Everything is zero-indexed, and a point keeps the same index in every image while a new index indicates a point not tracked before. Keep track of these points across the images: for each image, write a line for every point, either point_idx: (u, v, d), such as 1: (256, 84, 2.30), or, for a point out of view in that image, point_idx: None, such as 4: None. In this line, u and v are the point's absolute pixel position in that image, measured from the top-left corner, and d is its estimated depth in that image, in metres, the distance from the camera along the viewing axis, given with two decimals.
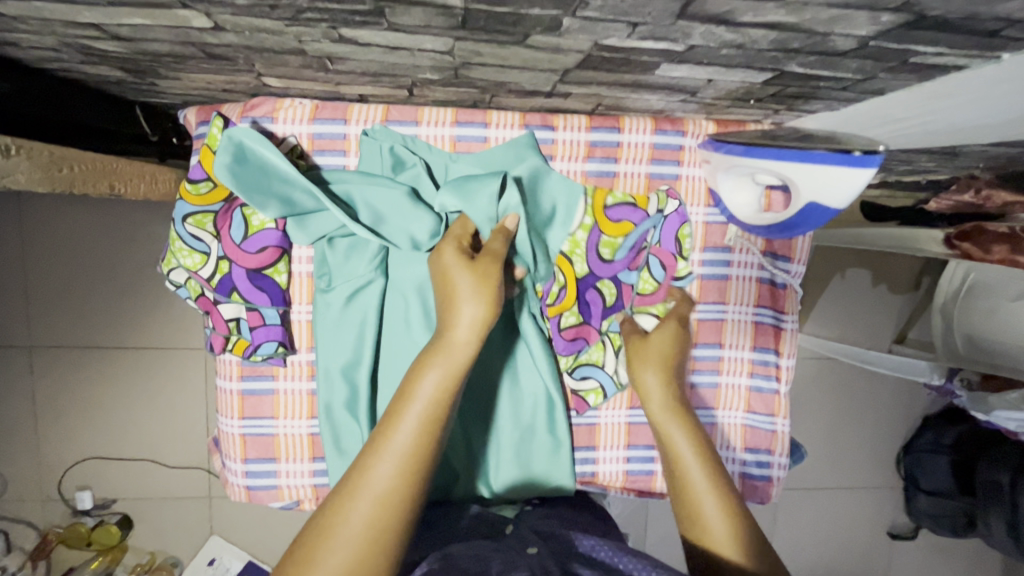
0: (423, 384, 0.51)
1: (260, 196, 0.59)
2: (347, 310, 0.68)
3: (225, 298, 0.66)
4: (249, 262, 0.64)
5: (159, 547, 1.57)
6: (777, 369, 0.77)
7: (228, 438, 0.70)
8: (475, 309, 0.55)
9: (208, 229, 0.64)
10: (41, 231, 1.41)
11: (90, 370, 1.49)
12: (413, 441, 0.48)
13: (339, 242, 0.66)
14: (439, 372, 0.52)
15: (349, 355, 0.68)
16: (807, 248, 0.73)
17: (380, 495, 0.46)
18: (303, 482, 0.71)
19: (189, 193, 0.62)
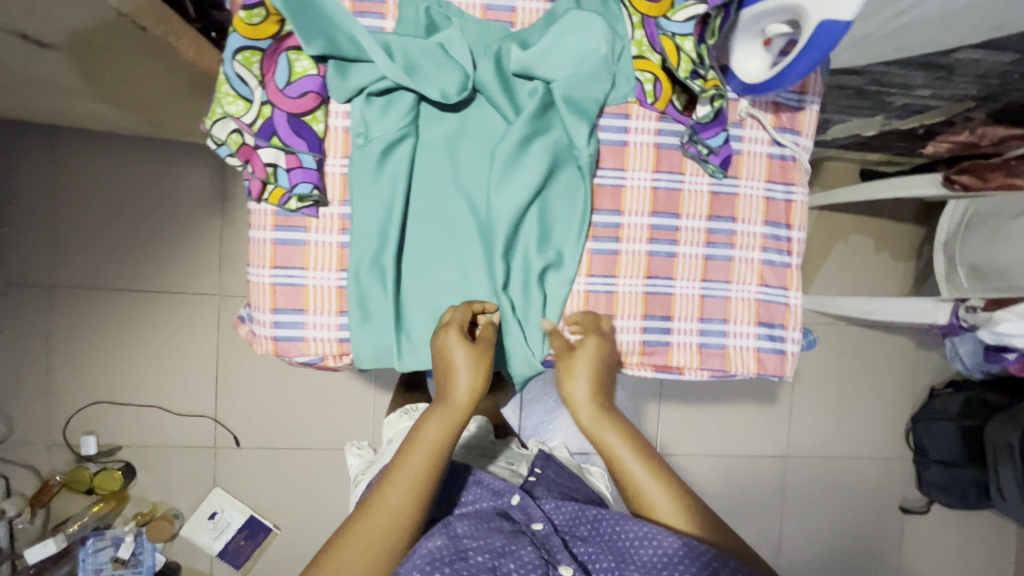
0: (427, 434, 0.69)
1: (308, 26, 0.64)
2: (381, 168, 0.71)
3: (265, 143, 0.69)
4: (290, 106, 0.69)
5: (162, 499, 1.54)
6: (789, 244, 0.80)
7: (259, 289, 0.73)
8: (470, 374, 0.70)
9: (253, 71, 0.68)
10: (69, 173, 1.46)
11: (104, 310, 1.50)
12: (409, 484, 0.67)
13: (375, 99, 0.70)
14: (439, 423, 0.70)
15: (380, 213, 0.71)
16: (814, 123, 0.78)
17: (396, 507, 0.66)
18: (329, 335, 0.74)
19: (240, 24, 0.66)
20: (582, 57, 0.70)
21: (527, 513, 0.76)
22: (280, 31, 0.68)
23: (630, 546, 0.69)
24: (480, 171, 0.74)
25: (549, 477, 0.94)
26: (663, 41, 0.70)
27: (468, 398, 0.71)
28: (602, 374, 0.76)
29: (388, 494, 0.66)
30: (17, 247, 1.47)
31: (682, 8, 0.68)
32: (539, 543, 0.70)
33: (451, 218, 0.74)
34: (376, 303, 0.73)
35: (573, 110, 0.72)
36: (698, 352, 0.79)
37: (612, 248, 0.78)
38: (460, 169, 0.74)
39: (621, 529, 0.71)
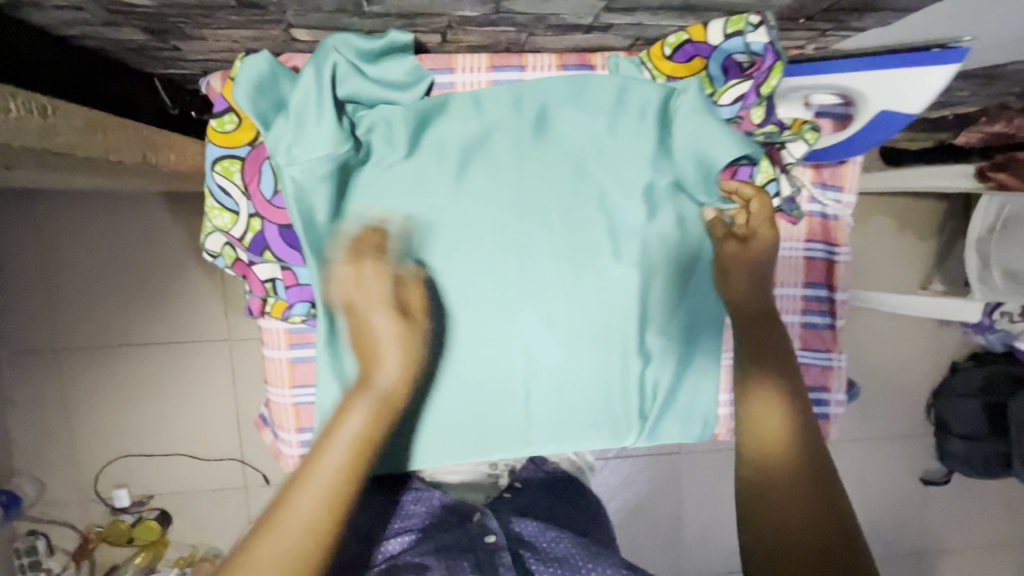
0: (347, 425, 0.54)
1: (316, 115, 0.58)
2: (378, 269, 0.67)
3: (258, 257, 0.64)
4: (281, 219, 0.62)
5: (199, 540, 1.57)
6: (831, 305, 0.75)
7: (281, 409, 0.70)
8: (401, 358, 0.56)
9: (235, 181, 0.62)
10: (56, 232, 1.41)
11: (116, 365, 1.48)
12: (333, 483, 0.51)
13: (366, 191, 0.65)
14: (361, 413, 0.54)
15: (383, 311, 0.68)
16: (858, 176, 0.71)
17: (306, 517, 0.50)
18: (293, 452, 0.71)
19: (212, 133, 0.60)
20: (620, 142, 0.67)
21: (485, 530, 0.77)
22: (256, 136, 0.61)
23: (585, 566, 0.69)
24: (484, 256, 0.69)
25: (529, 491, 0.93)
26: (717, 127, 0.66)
27: (400, 387, 0.56)
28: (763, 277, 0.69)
29: (300, 500, 0.50)
30: (17, 312, 1.43)
31: (727, 90, 0.63)
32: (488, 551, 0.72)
33: (460, 300, 0.69)
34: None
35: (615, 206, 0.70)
36: None
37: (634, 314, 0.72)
38: (467, 257, 0.68)
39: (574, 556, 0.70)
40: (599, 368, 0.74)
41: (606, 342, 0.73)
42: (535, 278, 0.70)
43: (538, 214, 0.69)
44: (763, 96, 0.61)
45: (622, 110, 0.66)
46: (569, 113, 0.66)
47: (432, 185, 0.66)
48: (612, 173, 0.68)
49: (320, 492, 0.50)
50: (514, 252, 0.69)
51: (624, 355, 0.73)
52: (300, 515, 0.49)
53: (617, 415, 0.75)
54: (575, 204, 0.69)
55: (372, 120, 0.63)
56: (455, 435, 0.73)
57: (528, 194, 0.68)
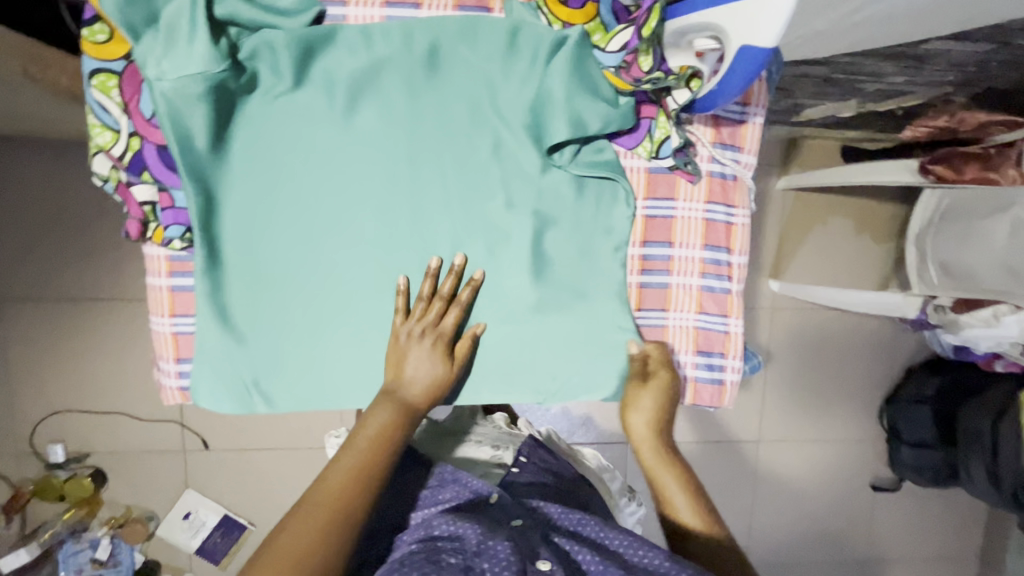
0: (375, 419, 0.65)
1: (189, 34, 0.56)
2: (264, 203, 0.67)
3: (137, 178, 0.64)
4: (157, 138, 0.62)
5: (135, 502, 1.56)
6: (729, 269, 0.75)
7: (160, 338, 0.70)
8: (430, 379, 0.68)
9: (113, 97, 0.61)
10: (6, 181, 1.41)
11: (58, 319, 1.48)
12: (360, 457, 0.62)
13: (251, 123, 0.65)
14: (389, 412, 0.66)
15: (268, 244, 0.68)
16: (757, 137, 0.71)
17: (336, 485, 0.60)
18: (170, 383, 0.71)
19: (85, 44, 0.59)
20: (512, 85, 0.66)
21: (509, 513, 0.72)
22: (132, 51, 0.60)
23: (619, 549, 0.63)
24: (372, 197, 0.69)
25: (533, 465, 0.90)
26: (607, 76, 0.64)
27: (424, 400, 0.68)
28: (666, 414, 0.74)
29: (330, 473, 0.61)
30: None
31: (615, 35, 0.62)
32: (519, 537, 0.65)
33: (345, 241, 0.69)
34: (237, 328, 0.70)
35: (509, 154, 0.69)
36: None
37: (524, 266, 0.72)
38: (354, 196, 0.68)
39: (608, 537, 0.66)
40: (492, 320, 0.73)
41: (499, 295, 0.72)
42: (423, 224, 0.70)
43: (430, 158, 0.68)
44: (645, 38, 0.58)
45: (516, 53, 0.65)
46: (463, 53, 0.65)
47: (320, 120, 0.66)
48: (506, 117, 0.68)
49: (347, 468, 0.61)
50: (404, 194, 0.69)
51: (516, 311, 0.72)
52: (332, 484, 0.60)
53: (510, 371, 0.74)
54: (468, 148, 0.68)
55: (254, 44, 0.61)
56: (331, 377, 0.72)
57: (419, 135, 0.68)
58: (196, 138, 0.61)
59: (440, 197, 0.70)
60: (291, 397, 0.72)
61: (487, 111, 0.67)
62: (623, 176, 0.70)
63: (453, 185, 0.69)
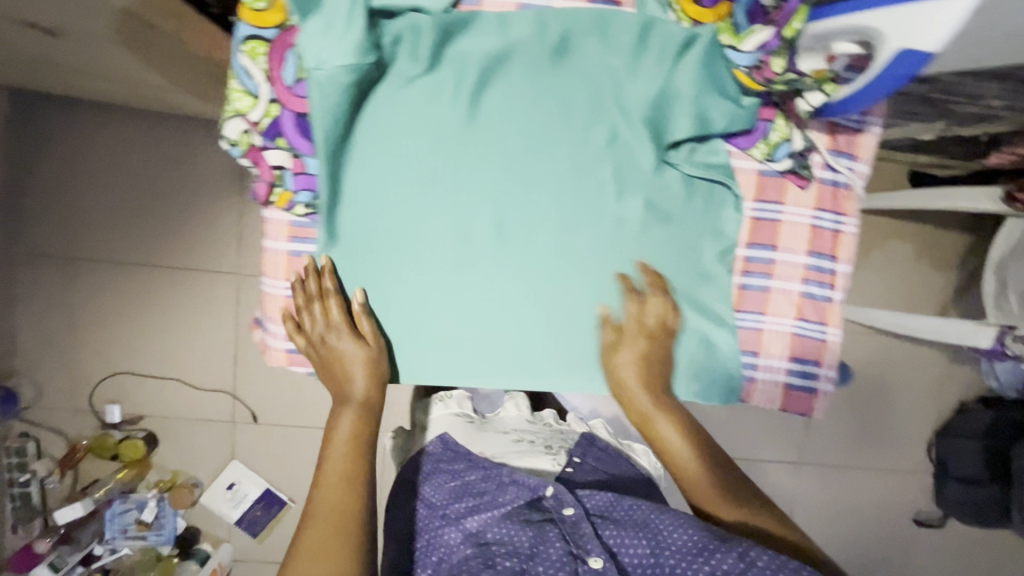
0: (337, 431, 0.72)
1: (346, 18, 0.59)
2: (385, 181, 0.69)
3: (271, 143, 0.67)
4: (296, 106, 0.64)
5: (182, 468, 1.59)
6: (832, 277, 0.74)
7: (275, 300, 0.73)
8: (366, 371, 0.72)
9: (259, 64, 0.63)
10: (89, 147, 1.46)
11: (126, 284, 1.52)
12: (338, 471, 0.70)
13: (382, 100, 0.67)
14: (349, 417, 0.73)
15: (383, 222, 0.70)
16: (874, 147, 0.71)
17: (328, 505, 0.68)
18: (278, 344, 0.75)
19: (244, 11, 0.62)
20: (637, 80, 0.67)
21: (559, 500, 0.76)
22: (284, 21, 0.62)
23: (664, 529, 0.69)
24: (489, 181, 0.70)
25: (587, 465, 0.89)
26: (737, 75, 0.64)
27: (372, 390, 0.73)
28: (652, 358, 0.73)
29: (320, 494, 0.69)
30: (41, 218, 1.48)
31: (751, 35, 0.61)
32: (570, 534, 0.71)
33: (456, 223, 0.71)
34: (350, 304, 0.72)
35: (625, 148, 0.70)
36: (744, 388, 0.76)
37: (628, 258, 0.73)
38: (472, 179, 0.70)
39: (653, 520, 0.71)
40: (595, 312, 0.73)
41: (605, 288, 0.73)
42: (535, 211, 0.71)
43: (548, 148, 0.69)
44: (786, 40, 0.60)
45: (645, 49, 0.66)
46: (591, 45, 0.66)
47: (447, 102, 0.67)
48: (628, 111, 0.68)
49: (334, 485, 0.69)
50: (518, 181, 0.70)
51: (621, 304, 0.73)
52: (324, 503, 0.68)
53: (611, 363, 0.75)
54: (586, 140, 0.69)
55: (399, 28, 0.63)
56: (429, 354, 0.74)
57: (539, 123, 0.69)
58: (334, 112, 0.63)
59: (553, 185, 0.71)
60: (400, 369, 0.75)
61: (609, 103, 0.68)
62: (735, 180, 0.71)
63: (567, 175, 0.70)
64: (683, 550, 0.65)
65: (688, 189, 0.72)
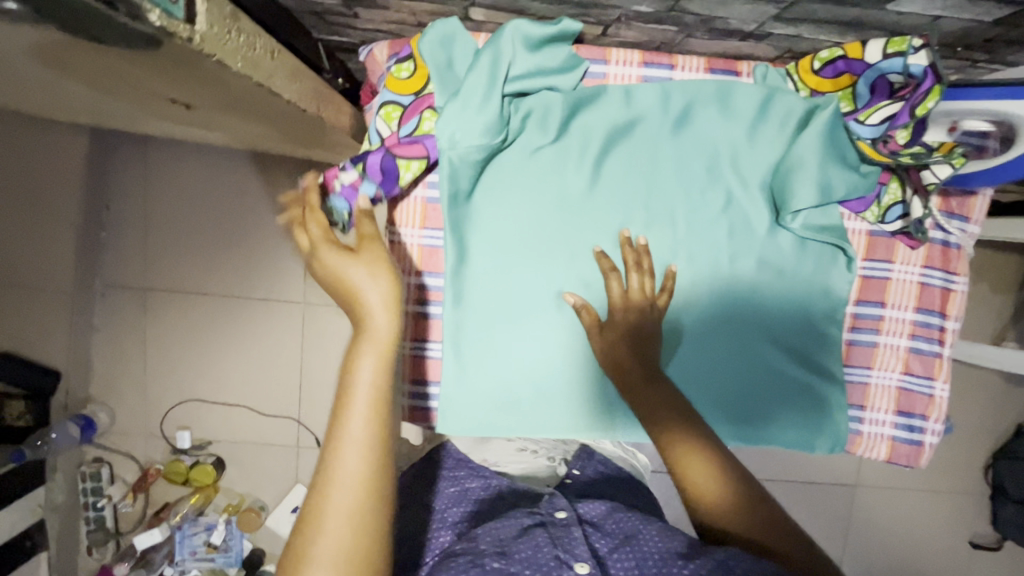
0: (359, 380, 0.48)
1: (481, 101, 0.62)
2: (505, 244, 0.72)
3: (365, 187, 0.69)
4: (404, 162, 0.66)
5: (249, 491, 1.63)
6: (940, 333, 0.76)
7: (400, 358, 0.74)
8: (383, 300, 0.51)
9: (392, 126, 0.66)
10: (164, 183, 1.51)
11: (197, 313, 1.57)
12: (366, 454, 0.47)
13: (508, 169, 0.70)
14: (373, 364, 0.49)
15: (503, 284, 0.72)
16: (987, 208, 0.72)
17: (354, 481, 0.46)
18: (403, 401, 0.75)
19: (390, 79, 0.65)
20: (751, 149, 0.70)
21: (554, 507, 0.68)
22: (423, 87, 0.65)
23: (646, 539, 0.60)
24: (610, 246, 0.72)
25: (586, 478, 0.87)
26: (860, 146, 0.66)
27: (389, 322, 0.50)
28: (643, 339, 0.68)
29: (337, 461, 0.46)
30: (118, 250, 1.54)
31: (878, 109, 0.65)
32: (555, 538, 0.60)
33: (574, 283, 0.73)
34: (468, 366, 0.73)
35: (738, 209, 0.72)
36: (851, 441, 0.78)
37: (741, 318, 0.75)
38: (590, 242, 0.72)
39: (641, 529, 0.62)
40: (710, 369, 0.75)
41: (720, 346, 0.75)
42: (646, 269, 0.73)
43: (664, 210, 0.72)
44: (915, 116, 0.62)
45: (764, 118, 0.69)
46: (708, 113, 0.69)
47: (573, 166, 0.71)
48: (741, 176, 0.71)
49: (363, 451, 0.47)
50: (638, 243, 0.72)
51: (735, 361, 0.75)
52: (350, 474, 0.46)
53: (727, 420, 0.76)
54: (701, 202, 0.72)
55: (529, 105, 0.67)
56: (542, 412, 0.74)
57: (654, 187, 0.72)
58: (463, 185, 0.67)
59: (668, 245, 0.73)
60: (519, 426, 0.73)
61: (722, 168, 0.71)
62: (850, 242, 0.73)
63: (681, 236, 0.73)
64: (672, 561, 0.55)
65: (802, 249, 0.73)
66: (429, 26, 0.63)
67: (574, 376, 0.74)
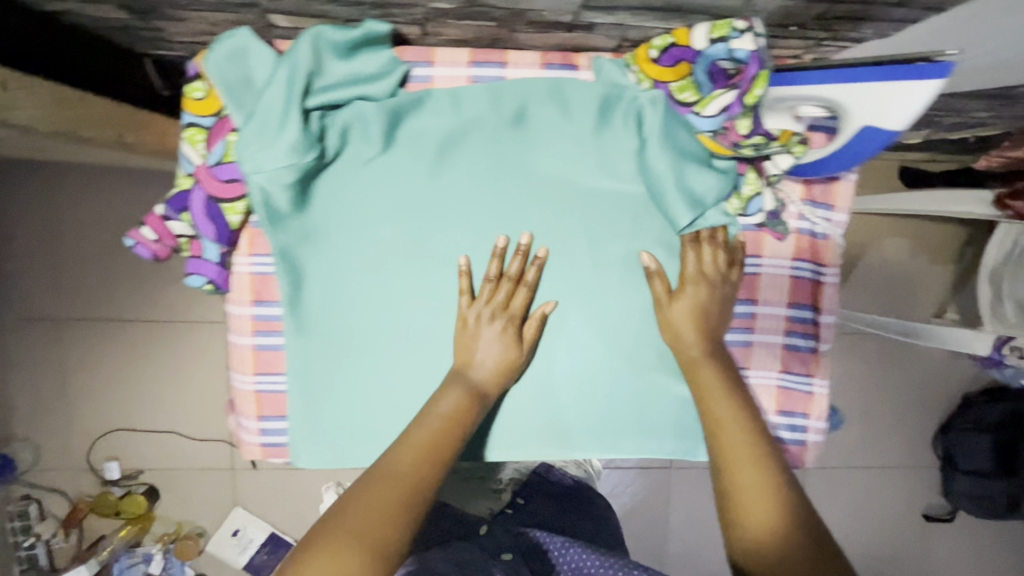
0: (442, 405, 0.61)
1: (279, 120, 0.57)
2: (343, 267, 0.67)
3: (175, 214, 0.63)
4: (214, 188, 0.61)
5: (186, 518, 1.59)
6: (815, 327, 0.73)
7: (243, 396, 0.70)
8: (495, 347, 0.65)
9: (198, 150, 0.62)
10: (67, 209, 1.44)
11: (117, 341, 1.50)
12: (422, 459, 0.56)
13: (337, 186, 0.65)
14: (457, 397, 0.62)
15: (346, 309, 0.67)
16: (851, 194, 0.68)
17: (404, 479, 0.54)
18: (251, 440, 0.70)
19: (185, 101, 0.61)
20: (594, 148, 0.66)
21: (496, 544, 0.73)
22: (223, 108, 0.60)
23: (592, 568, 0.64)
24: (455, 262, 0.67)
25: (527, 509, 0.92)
26: (703, 140, 0.64)
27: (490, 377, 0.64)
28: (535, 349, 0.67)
29: (395, 455, 0.56)
30: (25, 282, 1.47)
31: (712, 100, 0.60)
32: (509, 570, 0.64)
33: (423, 304, 0.68)
34: (319, 399, 0.69)
35: (594, 212, 0.67)
36: None
37: (607, 327, 0.70)
38: (436, 258, 0.67)
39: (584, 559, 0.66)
40: (583, 382, 0.71)
41: (591, 357, 0.70)
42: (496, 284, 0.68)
43: (513, 219, 0.67)
44: (747, 106, 0.58)
45: (603, 114, 0.64)
46: (545, 112, 0.65)
47: (408, 177, 0.65)
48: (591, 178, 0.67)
49: (416, 455, 0.56)
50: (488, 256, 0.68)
51: (607, 375, 0.71)
52: (399, 469, 0.55)
53: (605, 434, 0.72)
54: (549, 208, 0.67)
55: (345, 118, 0.62)
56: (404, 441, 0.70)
57: (498, 195, 0.67)
58: (282, 210, 0.62)
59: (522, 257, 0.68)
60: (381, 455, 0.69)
61: (568, 171, 0.66)
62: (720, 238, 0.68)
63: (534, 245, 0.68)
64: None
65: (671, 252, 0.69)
66: (218, 38, 0.58)
67: None
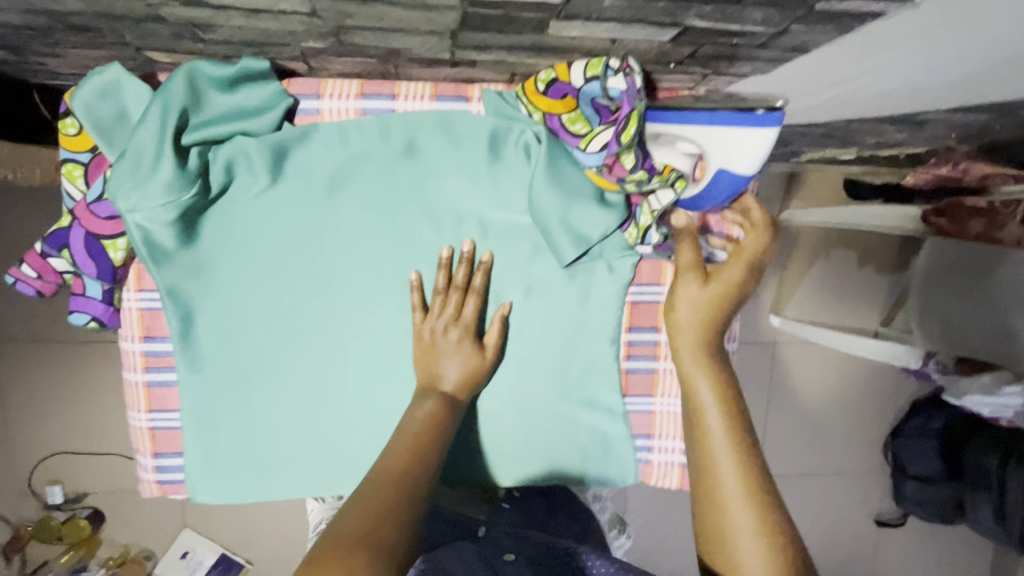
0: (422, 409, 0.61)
1: (153, 159, 0.56)
2: (237, 302, 0.66)
3: (55, 251, 0.62)
4: (93, 225, 0.60)
5: (134, 539, 1.44)
6: None
7: (137, 433, 0.69)
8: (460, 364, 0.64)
9: (78, 186, 0.61)
10: None
11: (44, 358, 1.36)
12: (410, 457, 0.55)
13: (226, 220, 0.64)
14: (433, 404, 0.61)
15: (242, 344, 0.67)
16: None
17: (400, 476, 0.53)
18: (147, 477, 0.70)
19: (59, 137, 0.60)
20: (486, 180, 0.66)
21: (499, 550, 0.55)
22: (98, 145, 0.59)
23: None
24: (351, 296, 0.67)
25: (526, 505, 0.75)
26: (590, 175, 0.65)
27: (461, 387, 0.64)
28: (478, 376, 0.66)
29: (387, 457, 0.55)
30: None
31: (596, 135, 0.61)
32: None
33: (319, 337, 0.67)
34: (216, 434, 0.68)
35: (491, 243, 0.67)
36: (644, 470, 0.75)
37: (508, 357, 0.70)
38: (331, 291, 0.67)
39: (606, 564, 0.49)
40: (485, 412, 0.71)
41: (494, 388, 0.70)
42: (394, 317, 0.68)
43: (408, 252, 0.67)
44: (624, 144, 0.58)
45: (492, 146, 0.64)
46: (434, 144, 0.64)
47: (299, 211, 0.65)
48: (485, 209, 0.67)
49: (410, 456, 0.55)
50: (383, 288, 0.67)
51: (511, 405, 0.71)
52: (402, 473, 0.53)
53: (509, 464, 0.72)
54: (444, 239, 0.67)
55: (227, 153, 0.62)
56: (304, 474, 0.69)
57: (393, 227, 0.66)
58: (164, 247, 0.61)
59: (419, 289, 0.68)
60: (281, 488, 0.69)
61: (462, 203, 0.66)
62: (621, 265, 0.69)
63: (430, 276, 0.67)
64: None
65: (570, 282, 0.69)
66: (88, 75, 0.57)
67: (334, 434, 0.69)
